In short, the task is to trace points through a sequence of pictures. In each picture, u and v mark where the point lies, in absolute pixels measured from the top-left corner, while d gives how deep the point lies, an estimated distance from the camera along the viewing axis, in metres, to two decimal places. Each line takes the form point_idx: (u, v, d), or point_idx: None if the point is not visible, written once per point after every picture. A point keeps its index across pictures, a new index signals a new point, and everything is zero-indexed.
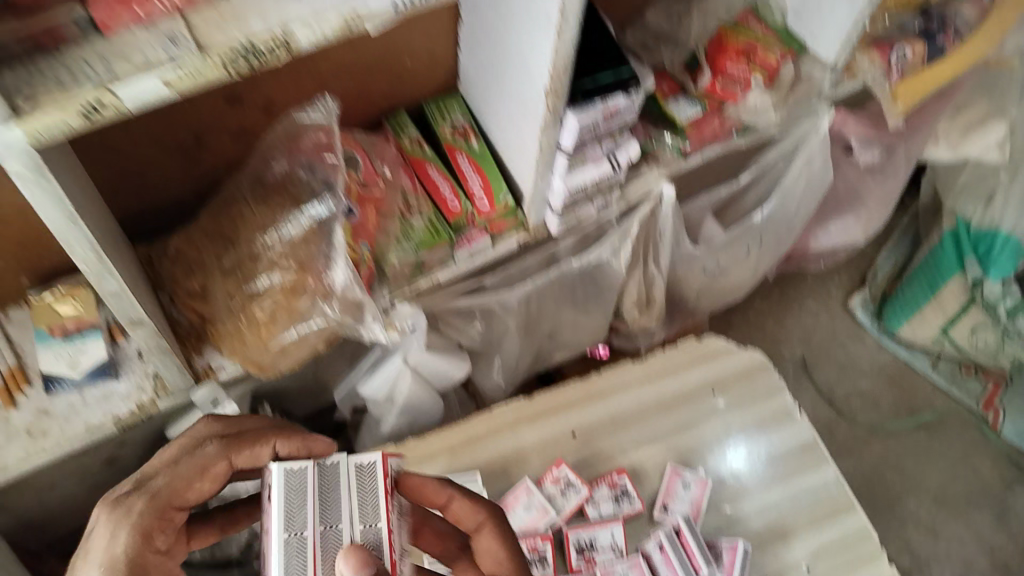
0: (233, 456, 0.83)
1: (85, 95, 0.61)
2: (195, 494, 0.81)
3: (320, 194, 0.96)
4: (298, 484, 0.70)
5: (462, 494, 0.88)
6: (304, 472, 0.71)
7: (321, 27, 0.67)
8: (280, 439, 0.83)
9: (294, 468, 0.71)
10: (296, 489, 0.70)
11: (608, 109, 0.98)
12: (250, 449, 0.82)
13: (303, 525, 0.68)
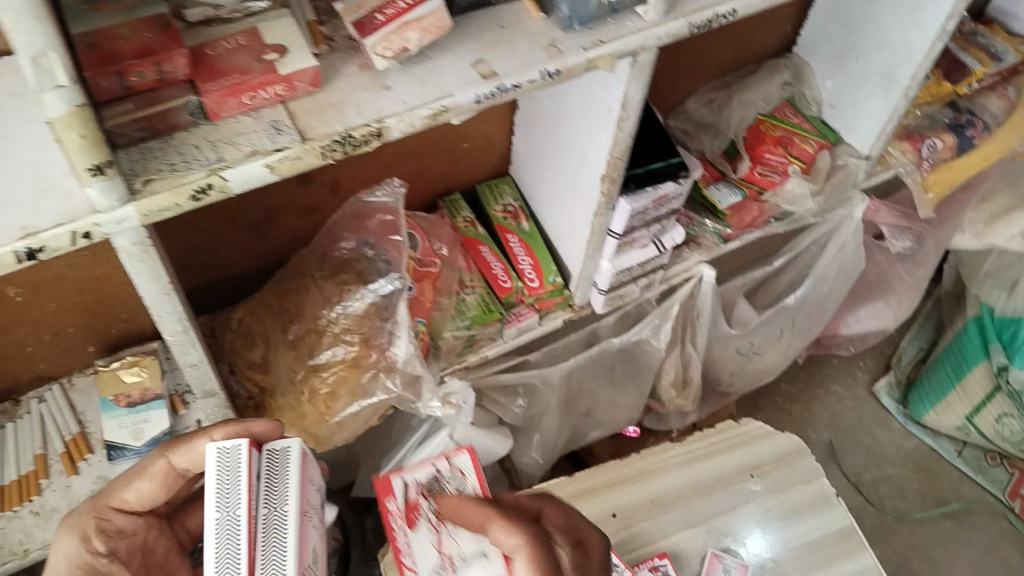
0: (171, 451, 0.76)
1: (196, 179, 0.66)
2: (134, 494, 0.79)
3: (386, 272, 0.99)
4: (231, 461, 0.68)
5: (497, 514, 0.76)
6: (238, 450, 0.68)
7: (411, 118, 0.72)
8: (215, 428, 0.75)
9: (227, 447, 0.68)
10: (229, 466, 0.68)
11: (659, 196, 1.02)
12: (187, 441, 0.75)
13: (236, 502, 0.66)
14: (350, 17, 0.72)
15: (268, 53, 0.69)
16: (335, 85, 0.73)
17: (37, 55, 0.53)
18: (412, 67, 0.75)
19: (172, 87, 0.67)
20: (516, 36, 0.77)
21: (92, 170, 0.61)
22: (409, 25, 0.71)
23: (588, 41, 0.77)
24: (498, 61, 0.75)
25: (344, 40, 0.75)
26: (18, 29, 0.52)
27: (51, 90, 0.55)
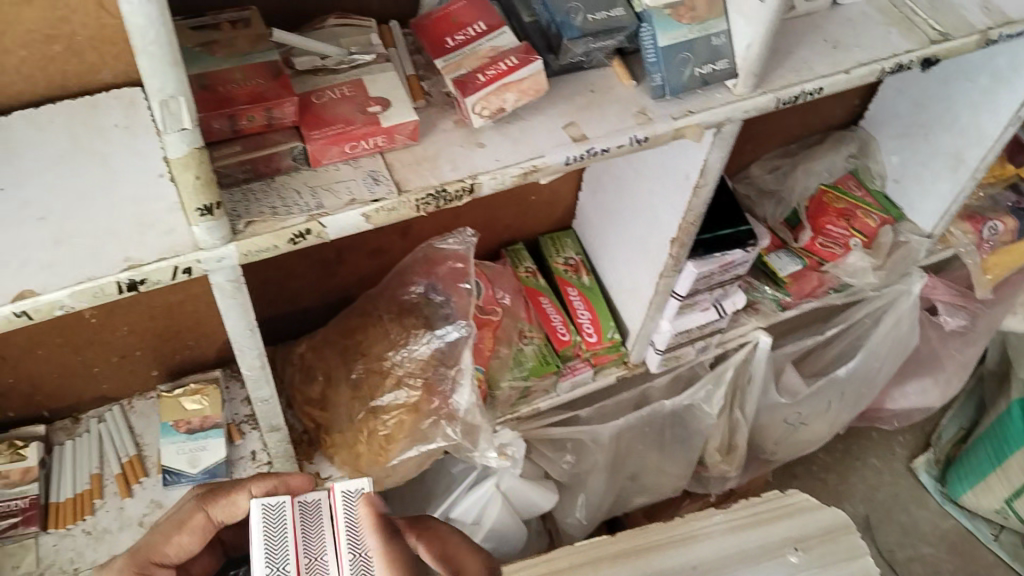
0: (208, 506, 0.81)
1: (296, 224, 0.68)
2: (175, 548, 0.82)
3: (449, 319, 1.01)
4: (277, 516, 0.71)
5: None
6: (286, 507, 0.72)
7: (503, 175, 0.73)
8: (251, 483, 0.80)
9: (272, 504, 0.71)
10: (274, 525, 0.70)
11: (726, 262, 1.02)
12: (224, 498, 0.81)
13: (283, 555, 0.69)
14: (450, 75, 0.74)
15: (371, 106, 0.71)
16: (430, 139, 0.75)
17: (167, 98, 0.54)
18: (505, 125, 0.76)
19: (278, 132, 0.69)
20: (607, 101, 0.79)
21: (201, 211, 0.63)
22: (509, 86, 0.73)
23: (678, 111, 0.78)
24: (588, 125, 0.77)
25: (440, 94, 0.77)
26: (154, 74, 0.53)
27: (173, 133, 0.56)
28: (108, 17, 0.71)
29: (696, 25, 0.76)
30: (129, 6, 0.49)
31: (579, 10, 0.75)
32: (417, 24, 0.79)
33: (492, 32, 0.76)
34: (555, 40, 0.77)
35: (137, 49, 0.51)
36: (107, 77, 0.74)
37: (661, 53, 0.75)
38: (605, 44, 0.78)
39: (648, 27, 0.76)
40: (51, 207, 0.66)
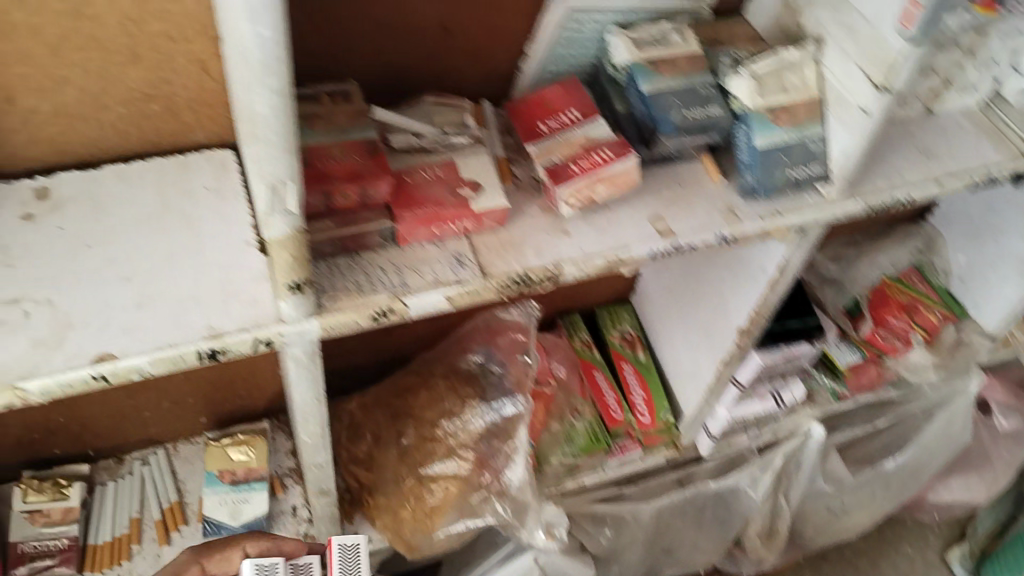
0: (204, 559, 0.77)
1: (378, 300, 0.66)
2: None
3: (506, 391, 1.00)
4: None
5: None
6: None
7: (586, 266, 0.72)
8: (247, 539, 0.77)
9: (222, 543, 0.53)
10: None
11: (791, 354, 0.99)
12: (221, 551, 0.77)
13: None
14: (543, 161, 0.73)
15: (463, 188, 0.71)
16: (515, 223, 0.74)
17: (276, 182, 0.54)
18: (592, 214, 0.75)
19: (369, 209, 0.68)
20: (694, 196, 0.77)
21: (291, 287, 0.61)
22: (602, 180, 0.72)
23: (765, 211, 0.77)
24: (675, 219, 0.75)
25: (527, 178, 0.76)
26: (268, 160, 0.52)
27: (276, 215, 0.56)
28: (209, 81, 0.71)
29: (792, 128, 0.75)
30: (255, 98, 0.48)
31: (677, 106, 0.75)
32: (511, 107, 0.79)
33: (586, 120, 0.76)
34: (649, 134, 0.76)
35: (256, 137, 0.51)
36: (199, 139, 0.75)
37: (757, 154, 0.75)
38: (698, 140, 0.77)
39: (745, 127, 0.75)
40: (136, 268, 0.65)
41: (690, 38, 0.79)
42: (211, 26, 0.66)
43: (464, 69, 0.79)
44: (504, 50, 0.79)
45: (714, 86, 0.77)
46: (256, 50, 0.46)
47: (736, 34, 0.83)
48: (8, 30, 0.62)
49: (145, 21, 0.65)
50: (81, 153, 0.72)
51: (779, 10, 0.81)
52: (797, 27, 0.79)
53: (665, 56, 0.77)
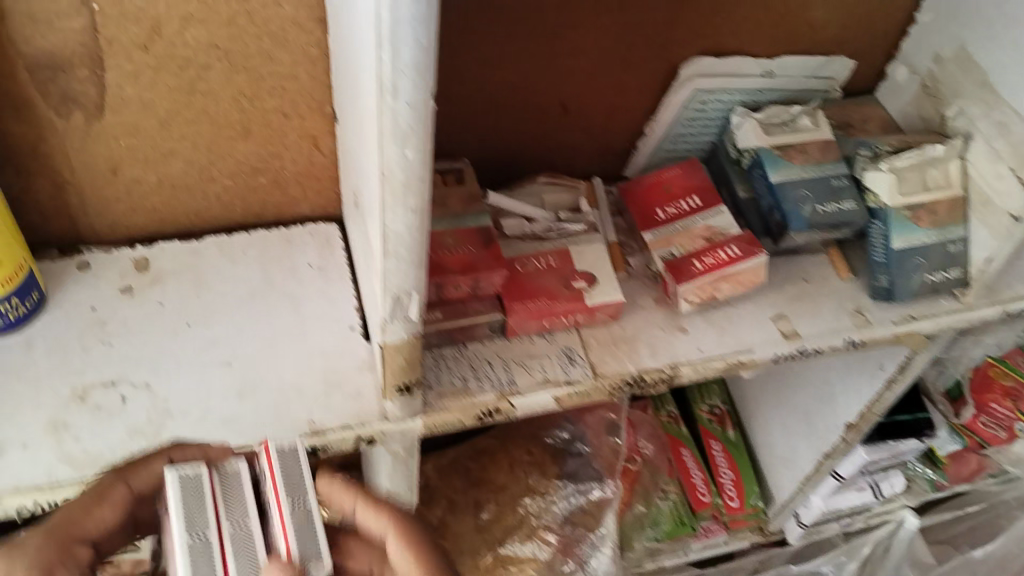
0: None
1: (485, 400, 0.62)
2: None
3: (595, 475, 0.95)
4: (197, 490, 0.45)
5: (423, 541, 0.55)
6: (204, 478, 0.46)
7: (704, 368, 0.66)
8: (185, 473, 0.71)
9: (189, 475, 0.46)
10: (200, 496, 0.45)
11: (898, 449, 0.93)
12: None
13: (208, 526, 0.44)
14: (660, 252, 0.69)
15: (577, 280, 0.66)
16: (628, 317, 0.68)
17: (400, 293, 0.50)
18: (711, 310, 0.69)
19: (480, 301, 0.65)
20: (821, 294, 0.72)
21: (401, 387, 0.57)
22: (726, 278, 0.67)
23: (897, 316, 0.71)
24: (801, 320, 0.70)
25: (640, 266, 0.72)
26: (396, 274, 0.49)
27: (396, 322, 0.52)
28: (319, 156, 0.68)
29: (934, 230, 0.70)
30: (391, 216, 0.45)
31: (809, 199, 0.70)
32: (627, 189, 0.75)
33: (707, 208, 0.71)
34: (776, 228, 0.71)
35: (387, 251, 0.47)
36: (303, 211, 0.72)
37: (893, 256, 0.69)
38: (828, 236, 0.72)
39: (882, 226, 0.70)
40: (236, 352, 0.63)
41: (821, 122, 0.74)
42: (326, 104, 0.64)
43: (578, 147, 0.75)
44: (622, 129, 0.75)
45: (847, 178, 0.72)
46: (398, 170, 0.43)
47: (869, 117, 0.78)
48: (121, 104, 0.60)
49: (259, 98, 0.62)
50: (183, 222, 0.70)
51: (917, 96, 0.76)
52: (941, 119, 0.74)
53: (796, 143, 0.72)
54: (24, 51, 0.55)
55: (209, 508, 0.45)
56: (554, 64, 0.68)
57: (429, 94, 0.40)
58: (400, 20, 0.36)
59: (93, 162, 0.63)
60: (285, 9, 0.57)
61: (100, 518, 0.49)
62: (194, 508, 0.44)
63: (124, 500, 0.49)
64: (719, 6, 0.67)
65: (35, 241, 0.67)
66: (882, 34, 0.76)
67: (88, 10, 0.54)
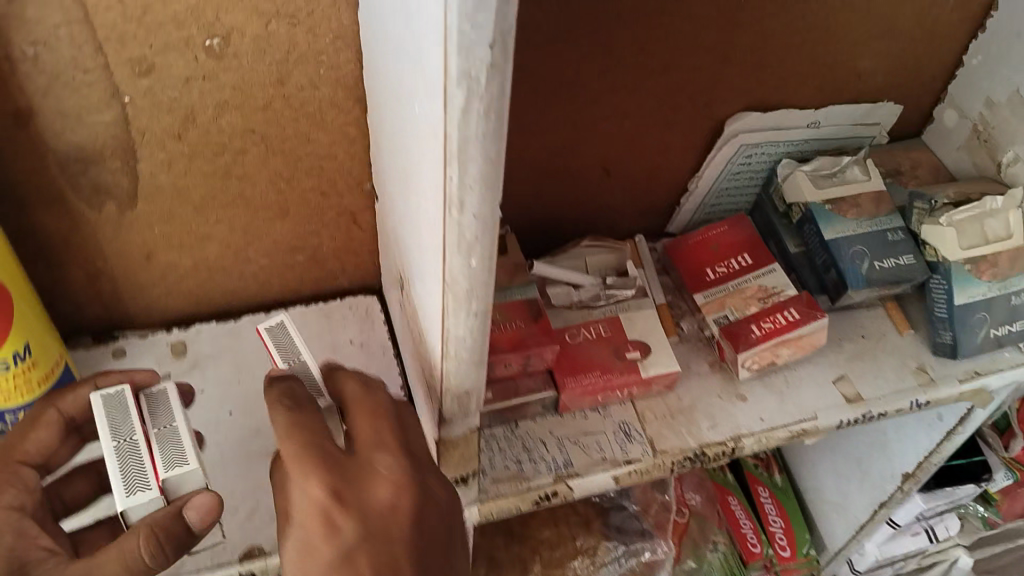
0: None
1: (543, 484, 0.59)
2: None
3: (642, 531, 0.90)
4: (121, 404, 0.46)
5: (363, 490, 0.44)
6: (126, 394, 0.47)
7: (769, 439, 0.64)
8: None
9: (111, 395, 0.47)
10: (126, 409, 0.46)
11: (954, 494, 0.91)
12: None
13: (134, 430, 0.45)
14: (714, 316, 0.67)
15: (630, 351, 0.64)
16: (684, 385, 0.66)
17: (460, 392, 0.48)
18: (770, 375, 0.67)
19: (530, 377, 0.62)
20: (881, 351, 0.70)
21: (457, 479, 0.56)
22: (786, 343, 0.64)
23: (961, 372, 0.68)
24: (863, 382, 0.67)
25: (692, 329, 0.70)
26: (458, 375, 0.46)
27: (455, 419, 0.50)
28: (357, 231, 0.66)
29: (997, 282, 0.67)
30: (454, 321, 0.43)
31: (865, 255, 0.68)
32: (673, 247, 0.73)
33: (758, 267, 0.69)
34: (832, 285, 0.69)
35: (448, 354, 0.45)
36: (341, 283, 0.71)
37: (956, 313, 0.67)
38: (887, 292, 0.69)
39: (943, 282, 0.67)
40: None
41: (872, 171, 0.71)
42: (364, 180, 0.62)
43: (619, 206, 0.73)
44: (665, 185, 0.73)
45: (903, 231, 0.69)
46: (462, 279, 0.40)
47: (919, 161, 0.76)
48: (154, 193, 0.58)
49: (297, 178, 0.60)
50: (218, 301, 0.68)
51: (968, 140, 0.74)
52: (997, 166, 0.71)
53: (848, 196, 0.70)
54: (52, 147, 0.53)
55: (134, 414, 0.46)
56: (596, 127, 0.66)
57: (498, 205, 0.38)
58: (470, 138, 0.34)
59: (125, 250, 0.61)
60: (323, 90, 0.55)
61: (38, 440, 0.51)
62: (120, 418, 0.46)
63: (59, 422, 0.51)
64: (766, 61, 0.65)
65: (68, 329, 0.65)
66: (930, 80, 0.73)
67: (119, 102, 0.52)
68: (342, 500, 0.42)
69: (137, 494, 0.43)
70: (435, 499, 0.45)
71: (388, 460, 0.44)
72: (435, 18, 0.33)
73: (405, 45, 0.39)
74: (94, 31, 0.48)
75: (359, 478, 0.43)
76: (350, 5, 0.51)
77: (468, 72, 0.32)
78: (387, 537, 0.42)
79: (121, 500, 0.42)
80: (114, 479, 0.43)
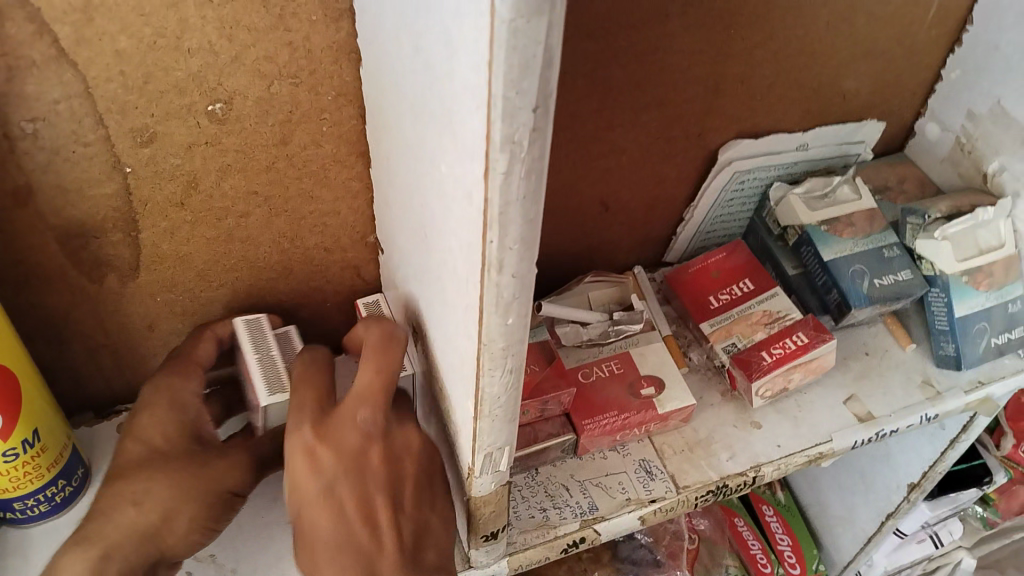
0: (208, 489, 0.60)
1: (570, 532, 0.59)
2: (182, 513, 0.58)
3: (654, 562, 0.91)
4: (260, 329, 0.59)
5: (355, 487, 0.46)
6: (263, 320, 0.60)
7: (787, 465, 0.64)
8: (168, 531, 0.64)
9: (251, 321, 0.60)
10: (265, 336, 0.59)
11: (958, 499, 0.93)
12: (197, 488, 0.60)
13: (270, 349, 0.58)
14: (723, 347, 0.67)
15: (645, 387, 0.64)
16: (699, 417, 0.66)
17: (493, 449, 0.47)
18: (782, 401, 0.68)
19: (548, 422, 0.62)
20: (886, 368, 0.70)
21: (487, 535, 0.55)
22: (797, 367, 0.65)
23: (966, 383, 0.69)
24: (873, 400, 0.68)
25: (701, 359, 0.70)
26: (491, 432, 0.46)
27: (486, 475, 0.49)
28: (361, 284, 0.66)
29: (994, 291, 0.68)
30: (489, 379, 0.42)
31: (865, 273, 0.68)
32: (673, 277, 0.73)
33: (761, 292, 0.69)
34: (834, 306, 0.69)
35: (481, 412, 0.44)
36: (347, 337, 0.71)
37: (957, 325, 0.68)
38: (887, 307, 0.70)
39: (942, 294, 0.68)
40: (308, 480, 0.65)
41: (861, 189, 0.72)
42: (368, 234, 0.62)
43: (616, 238, 0.74)
44: (661, 217, 0.74)
45: (897, 247, 0.70)
46: (499, 338, 0.40)
47: (904, 177, 0.78)
48: (157, 262, 0.57)
49: (301, 237, 0.60)
50: None
51: (952, 152, 0.75)
52: (983, 177, 0.73)
53: (841, 216, 0.70)
54: (53, 223, 0.51)
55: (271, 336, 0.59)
56: (594, 165, 0.66)
57: (535, 263, 0.37)
58: (511, 201, 0.34)
59: (129, 322, 0.60)
60: (326, 148, 0.55)
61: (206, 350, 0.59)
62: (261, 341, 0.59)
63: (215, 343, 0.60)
64: (756, 89, 0.66)
65: (73, 404, 0.64)
66: (910, 96, 0.75)
67: (121, 173, 0.51)
68: (321, 443, 0.47)
69: (278, 394, 0.55)
70: (417, 443, 0.49)
71: (365, 412, 0.48)
72: (472, 81, 0.32)
73: (427, 104, 0.39)
74: (95, 103, 0.46)
75: (334, 424, 0.48)
76: (352, 62, 0.51)
77: (511, 136, 0.31)
78: (363, 474, 0.47)
79: (264, 397, 0.54)
80: (259, 384, 0.55)
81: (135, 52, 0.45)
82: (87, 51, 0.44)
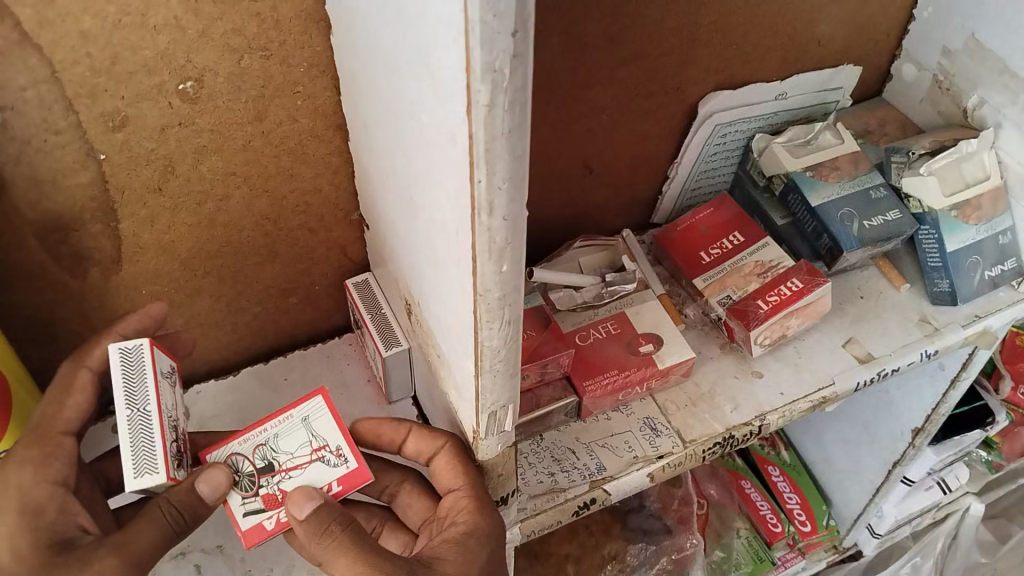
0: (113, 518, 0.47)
1: (580, 495, 0.58)
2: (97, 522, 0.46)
3: (665, 529, 0.90)
4: (139, 368, 0.47)
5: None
6: (145, 351, 0.48)
7: (791, 412, 0.63)
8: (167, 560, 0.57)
9: (130, 348, 0.48)
10: (141, 369, 0.47)
11: (962, 442, 0.93)
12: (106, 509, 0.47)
13: (149, 399, 0.47)
14: (719, 299, 0.67)
15: (643, 344, 0.63)
16: (699, 371, 0.66)
17: (496, 409, 0.47)
18: (781, 349, 0.67)
19: (550, 387, 0.62)
20: (883, 309, 0.70)
21: (497, 500, 0.55)
22: (794, 312, 0.64)
23: (963, 317, 0.69)
24: (871, 341, 0.68)
25: (697, 314, 0.70)
26: (493, 389, 0.45)
27: (492, 437, 0.49)
28: (349, 264, 0.66)
29: (983, 224, 0.68)
30: (487, 333, 0.41)
31: (855, 216, 0.67)
32: (663, 236, 0.72)
33: (752, 243, 0.69)
34: (826, 251, 0.69)
35: (482, 368, 0.43)
36: (337, 321, 0.71)
37: (949, 259, 0.67)
38: (879, 247, 0.69)
39: (932, 231, 0.68)
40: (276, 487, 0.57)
41: (844, 133, 0.72)
42: (351, 211, 0.62)
43: (602, 200, 0.74)
44: (646, 176, 0.74)
45: (884, 187, 0.69)
46: (495, 287, 0.39)
47: (884, 119, 0.78)
48: (139, 252, 0.56)
49: (284, 218, 0.59)
50: (217, 357, 0.67)
51: (931, 91, 0.75)
52: (963, 112, 0.72)
53: (826, 160, 0.69)
54: (29, 218, 0.50)
55: (151, 382, 0.47)
56: (575, 127, 0.65)
57: (526, 204, 0.36)
58: (496, 136, 0.32)
59: (115, 316, 0.59)
60: (302, 122, 0.54)
61: (75, 406, 0.50)
62: (142, 386, 0.47)
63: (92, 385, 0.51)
64: (731, 38, 0.65)
65: None
66: (884, 37, 0.75)
67: (95, 161, 0.49)
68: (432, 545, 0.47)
69: (145, 479, 0.45)
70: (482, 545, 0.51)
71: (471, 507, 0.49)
72: (447, 12, 0.31)
73: (404, 53, 0.38)
74: (64, 88, 0.45)
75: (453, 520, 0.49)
76: (323, 30, 0.50)
77: (491, 65, 0.30)
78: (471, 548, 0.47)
79: (130, 481, 0.45)
80: (125, 455, 0.45)
81: (100, 32, 0.44)
82: (50, 33, 0.43)
